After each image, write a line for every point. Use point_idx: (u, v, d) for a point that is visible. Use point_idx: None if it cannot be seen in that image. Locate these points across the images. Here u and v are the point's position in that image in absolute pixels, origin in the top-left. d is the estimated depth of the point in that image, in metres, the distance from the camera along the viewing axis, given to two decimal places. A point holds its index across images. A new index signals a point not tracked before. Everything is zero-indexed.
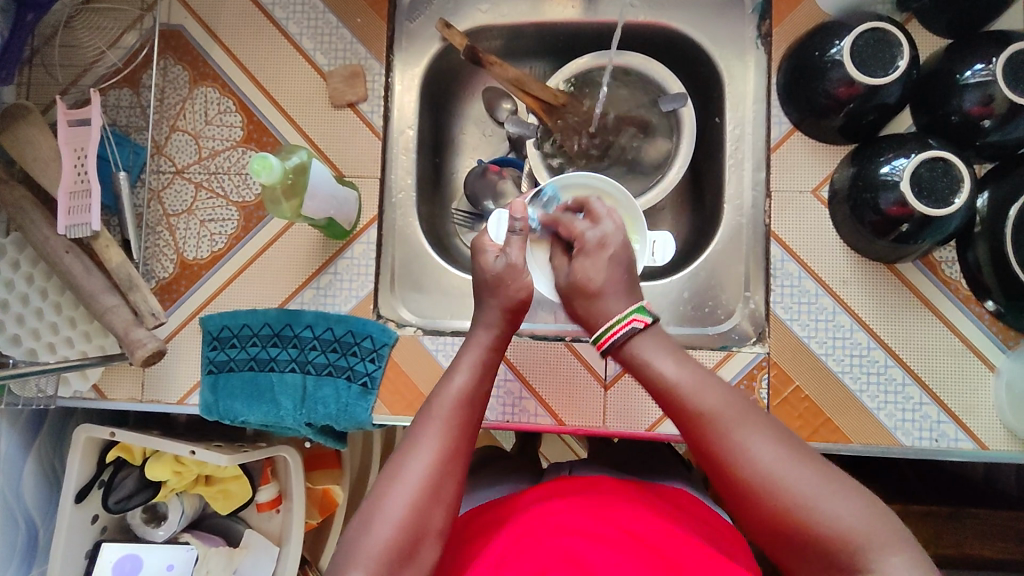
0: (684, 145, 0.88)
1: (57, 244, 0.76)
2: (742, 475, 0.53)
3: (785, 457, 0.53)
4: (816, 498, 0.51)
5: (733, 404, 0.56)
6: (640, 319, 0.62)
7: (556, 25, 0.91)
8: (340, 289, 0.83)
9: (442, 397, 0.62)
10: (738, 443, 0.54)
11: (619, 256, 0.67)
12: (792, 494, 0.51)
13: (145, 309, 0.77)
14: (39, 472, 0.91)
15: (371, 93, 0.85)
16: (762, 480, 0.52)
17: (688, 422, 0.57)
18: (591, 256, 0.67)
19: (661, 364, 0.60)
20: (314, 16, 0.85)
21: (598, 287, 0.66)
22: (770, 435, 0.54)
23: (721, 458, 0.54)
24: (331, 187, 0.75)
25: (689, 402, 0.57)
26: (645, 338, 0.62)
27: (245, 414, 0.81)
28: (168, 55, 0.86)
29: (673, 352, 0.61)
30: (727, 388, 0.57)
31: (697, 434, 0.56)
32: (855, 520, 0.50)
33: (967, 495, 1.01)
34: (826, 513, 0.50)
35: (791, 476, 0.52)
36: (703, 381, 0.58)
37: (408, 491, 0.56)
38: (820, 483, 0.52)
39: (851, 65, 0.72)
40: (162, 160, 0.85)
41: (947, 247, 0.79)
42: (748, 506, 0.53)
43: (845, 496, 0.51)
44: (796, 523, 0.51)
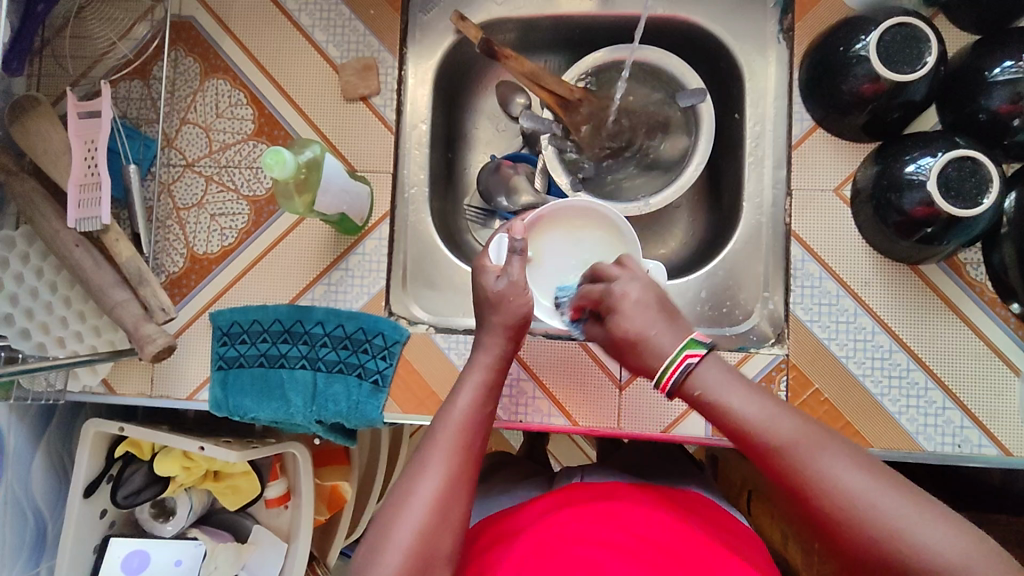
0: (702, 143, 0.86)
1: (67, 237, 0.75)
2: (827, 507, 0.49)
3: (870, 482, 0.48)
4: (911, 524, 0.46)
5: (808, 433, 0.52)
6: (694, 353, 0.58)
7: (573, 18, 0.88)
8: (352, 285, 0.82)
9: (446, 419, 0.61)
10: (818, 473, 0.50)
11: (648, 297, 0.63)
12: (883, 523, 0.46)
13: (155, 305, 0.76)
14: (48, 466, 0.91)
15: (384, 86, 0.83)
16: (851, 512, 0.48)
17: (763, 458, 0.53)
18: (622, 311, 0.63)
19: (726, 398, 0.56)
20: (327, 8, 0.84)
21: (637, 337, 0.61)
22: (855, 464, 0.49)
23: (804, 493, 0.50)
24: (343, 182, 0.73)
25: (761, 435, 0.53)
26: (707, 370, 0.58)
27: (255, 411, 0.80)
28: (179, 46, 0.85)
29: (737, 381, 0.57)
30: (800, 417, 0.53)
31: (775, 470, 0.52)
32: (956, 546, 0.45)
33: (984, 501, 1.00)
34: (923, 545, 0.45)
35: (879, 503, 0.47)
36: (772, 410, 0.54)
37: (416, 515, 0.55)
38: (913, 513, 0.46)
39: (878, 61, 0.70)
40: (172, 153, 0.84)
41: (972, 248, 0.77)
42: (839, 542, 0.49)
43: (944, 526, 0.46)
44: (892, 554, 0.46)
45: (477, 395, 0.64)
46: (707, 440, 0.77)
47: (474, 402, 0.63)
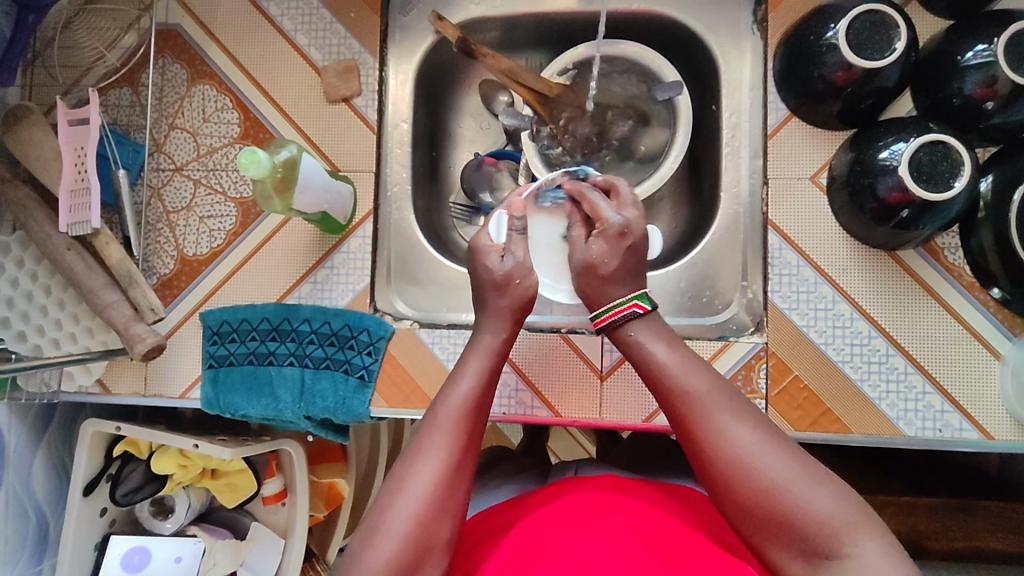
0: (680, 134, 0.87)
1: (59, 241, 0.78)
2: (722, 455, 0.53)
3: (765, 441, 0.53)
4: (794, 484, 0.51)
5: (720, 389, 0.56)
6: (641, 305, 0.63)
7: (551, 15, 0.89)
8: (337, 283, 0.84)
9: (446, 404, 0.61)
10: (718, 424, 0.55)
11: (637, 247, 0.66)
12: (767, 476, 0.52)
13: (145, 305, 0.78)
14: (49, 465, 0.94)
15: (365, 87, 0.85)
16: (740, 462, 0.53)
17: (670, 400, 0.58)
18: (608, 241, 0.66)
19: (655, 350, 0.61)
20: (308, 12, 0.86)
21: (609, 270, 0.66)
22: (754, 425, 0.54)
23: (699, 438, 0.55)
24: (322, 181, 0.75)
25: (674, 382, 0.58)
26: (643, 322, 0.63)
27: (245, 407, 0.82)
28: (166, 53, 0.87)
29: (665, 336, 0.62)
30: (714, 375, 0.58)
31: (679, 413, 0.57)
32: (829, 508, 0.50)
33: (977, 487, 1.00)
34: (801, 500, 0.51)
35: (769, 461, 0.52)
36: (690, 364, 0.59)
37: (412, 506, 0.55)
38: (799, 472, 0.52)
39: (848, 49, 0.71)
40: (161, 158, 0.86)
41: (950, 232, 0.78)
42: (724, 489, 0.54)
43: (824, 485, 0.51)
44: (770, 505, 0.51)
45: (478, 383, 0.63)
46: None
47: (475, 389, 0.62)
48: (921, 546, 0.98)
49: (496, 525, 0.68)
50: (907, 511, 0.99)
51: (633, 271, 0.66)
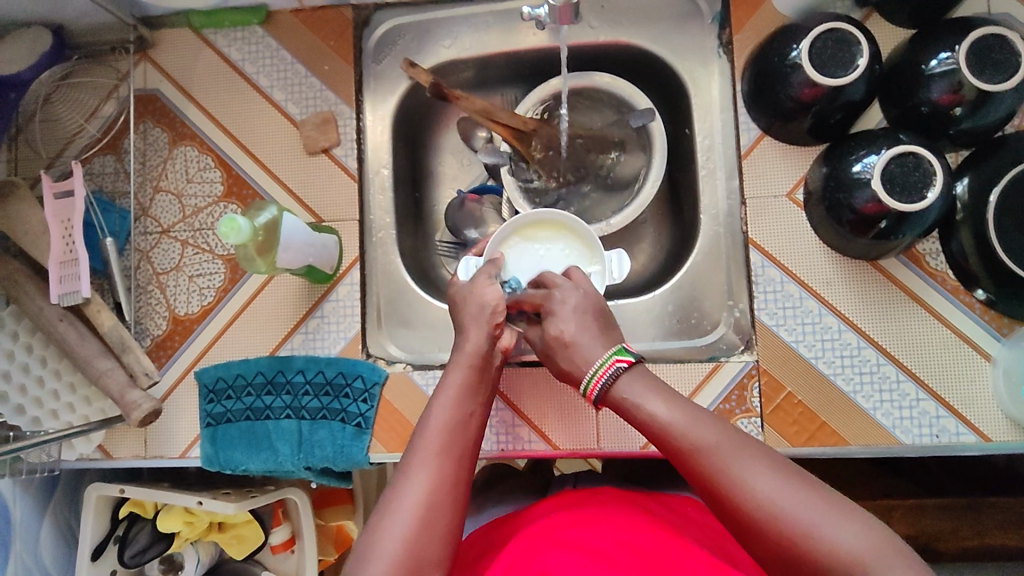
0: (656, 162, 0.89)
1: (52, 313, 0.78)
2: (742, 504, 0.52)
3: (779, 482, 0.52)
4: (817, 522, 0.50)
5: (725, 436, 0.56)
6: (622, 359, 0.65)
7: (522, 53, 0.91)
8: (328, 332, 0.85)
9: (425, 427, 0.63)
10: (730, 473, 0.54)
11: (585, 306, 0.71)
12: (789, 519, 0.50)
13: (139, 369, 0.80)
14: (56, 533, 0.94)
15: (343, 137, 0.86)
16: (759, 508, 0.52)
17: (679, 457, 0.57)
18: (557, 317, 0.71)
19: (652, 406, 0.61)
20: (283, 67, 0.87)
21: (573, 338, 0.69)
22: (768, 467, 0.54)
23: (716, 491, 0.54)
24: (306, 236, 0.77)
25: (681, 438, 0.57)
26: (630, 378, 0.64)
27: (245, 463, 0.82)
28: (147, 118, 0.89)
29: (662, 392, 0.62)
30: (717, 423, 0.58)
31: (690, 469, 0.56)
32: (857, 543, 0.48)
33: (983, 484, 0.99)
34: (827, 538, 0.49)
35: (788, 503, 0.51)
36: (692, 415, 0.59)
37: (400, 524, 0.55)
38: (820, 509, 0.50)
39: (811, 68, 0.72)
40: (148, 222, 0.87)
41: (930, 238, 0.78)
42: (752, 536, 0.52)
43: (847, 520, 0.50)
44: (798, 549, 0.50)
45: (455, 405, 0.64)
46: None
47: (454, 410, 0.64)
48: (934, 548, 0.97)
49: (496, 539, 0.68)
50: (916, 513, 0.98)
51: (598, 335, 0.69)
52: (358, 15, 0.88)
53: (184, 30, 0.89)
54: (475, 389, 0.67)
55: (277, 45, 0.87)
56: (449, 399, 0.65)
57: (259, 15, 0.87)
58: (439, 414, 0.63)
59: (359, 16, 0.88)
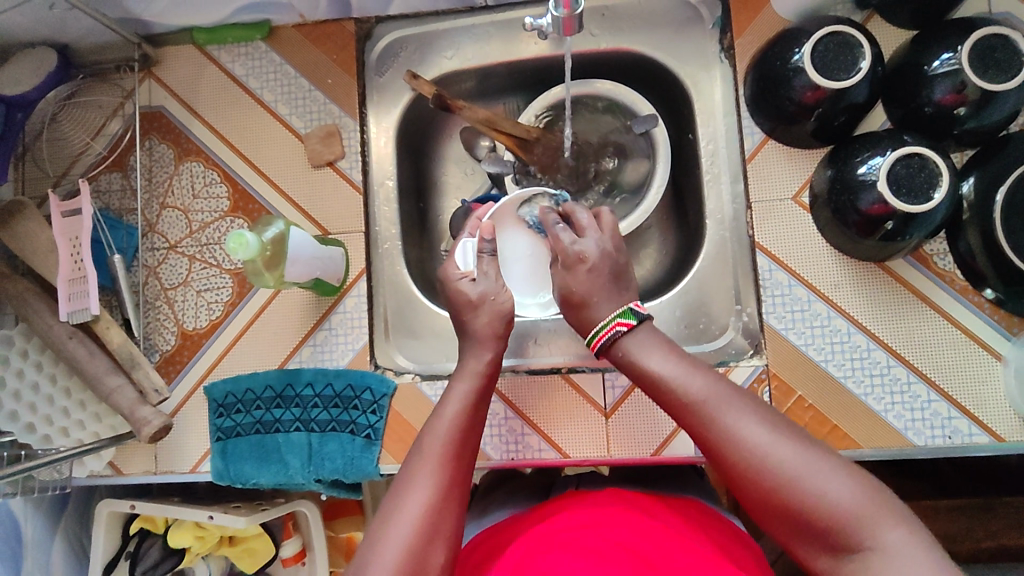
0: (660, 168, 0.88)
1: (60, 330, 0.79)
2: (734, 455, 0.54)
3: (772, 435, 0.54)
4: (808, 475, 0.51)
5: (717, 391, 0.58)
6: (624, 323, 0.65)
7: (524, 62, 0.91)
8: (336, 344, 0.85)
9: (435, 428, 0.63)
10: (725, 425, 0.55)
11: (601, 265, 0.69)
12: (780, 471, 0.52)
13: (148, 386, 0.80)
14: (68, 550, 0.94)
15: (348, 150, 0.87)
16: (751, 459, 0.53)
17: (677, 409, 0.59)
18: (572, 271, 0.69)
19: (650, 360, 0.62)
20: (287, 82, 0.88)
21: (582, 296, 0.68)
22: (759, 420, 0.55)
23: (711, 442, 0.56)
24: (312, 250, 0.77)
25: (676, 390, 0.59)
26: (632, 337, 0.65)
27: (256, 476, 0.82)
28: (152, 135, 0.89)
29: (660, 345, 0.63)
30: (711, 376, 0.59)
31: (687, 422, 0.58)
32: (847, 497, 0.50)
33: (997, 484, 0.98)
34: (815, 489, 0.51)
35: (781, 457, 0.52)
36: (688, 368, 0.60)
37: (407, 522, 0.55)
38: (810, 462, 0.52)
39: (814, 71, 0.72)
40: (155, 237, 0.88)
41: (937, 238, 0.78)
42: (743, 485, 0.54)
43: (836, 473, 0.51)
44: (789, 501, 0.51)
45: (461, 412, 0.64)
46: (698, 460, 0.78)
47: (460, 414, 0.64)
48: (948, 549, 0.96)
49: (505, 534, 0.68)
50: (929, 514, 0.97)
51: (613, 292, 0.68)
52: (360, 28, 0.89)
53: (188, 46, 0.89)
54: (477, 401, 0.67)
55: (280, 59, 0.88)
56: (454, 405, 0.65)
57: (262, 31, 0.88)
58: (442, 422, 0.63)
59: (361, 29, 0.89)
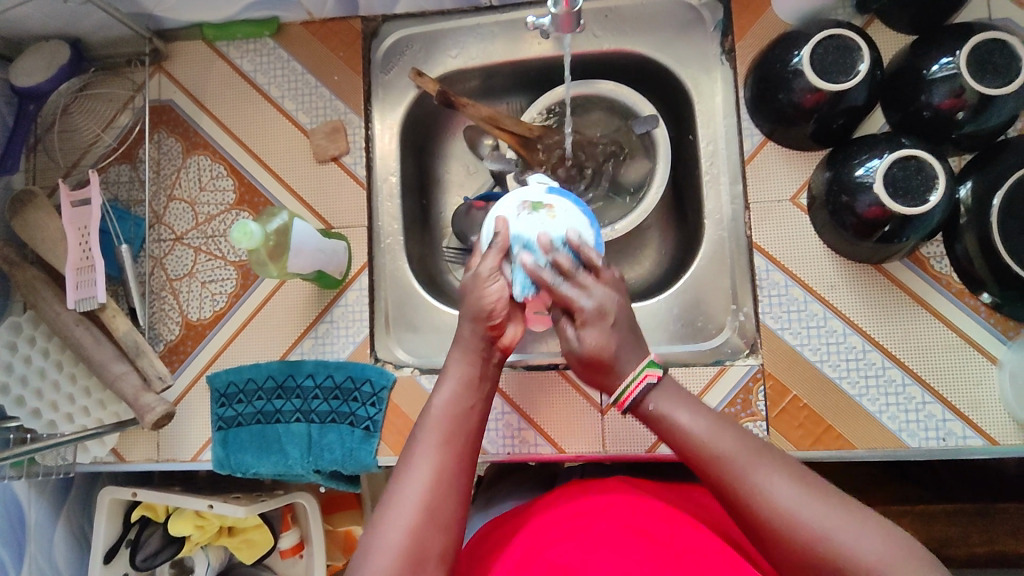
0: (660, 167, 0.90)
1: (68, 317, 0.80)
2: (761, 517, 0.52)
3: (802, 493, 0.51)
4: (835, 527, 0.49)
5: (747, 447, 0.55)
6: (653, 374, 0.60)
7: (528, 62, 0.92)
8: (337, 337, 0.86)
9: (429, 415, 0.61)
10: (753, 485, 0.53)
11: (621, 321, 0.61)
12: (809, 528, 0.50)
13: (152, 374, 0.81)
14: (70, 536, 0.95)
15: (352, 146, 0.88)
16: (779, 520, 0.51)
17: (705, 470, 0.56)
18: (594, 330, 0.60)
19: (680, 417, 0.58)
20: (294, 78, 0.89)
21: (611, 354, 0.60)
22: (787, 478, 0.53)
23: (741, 506, 0.53)
24: (317, 243, 0.78)
25: (703, 450, 0.56)
26: (660, 391, 0.60)
27: (256, 466, 0.84)
28: (161, 128, 0.91)
29: (689, 403, 0.59)
30: (741, 433, 0.56)
31: (715, 479, 0.55)
32: (877, 549, 0.48)
33: (994, 490, 0.97)
34: (847, 547, 0.48)
35: (810, 513, 0.50)
36: (718, 426, 0.57)
37: (403, 517, 0.54)
38: (838, 518, 0.50)
39: (813, 74, 0.73)
40: (162, 229, 0.89)
41: (934, 242, 0.78)
42: (775, 545, 0.51)
43: (865, 527, 0.49)
44: (816, 554, 0.49)
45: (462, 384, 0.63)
46: None
47: (457, 396, 0.62)
48: (944, 554, 0.95)
49: (508, 525, 0.68)
50: (925, 518, 0.96)
51: (634, 341, 0.61)
52: (367, 27, 0.90)
53: (198, 42, 0.91)
54: (483, 373, 0.64)
55: (288, 56, 0.89)
56: (453, 376, 0.63)
57: (271, 28, 0.89)
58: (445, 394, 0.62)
59: (368, 27, 0.90)
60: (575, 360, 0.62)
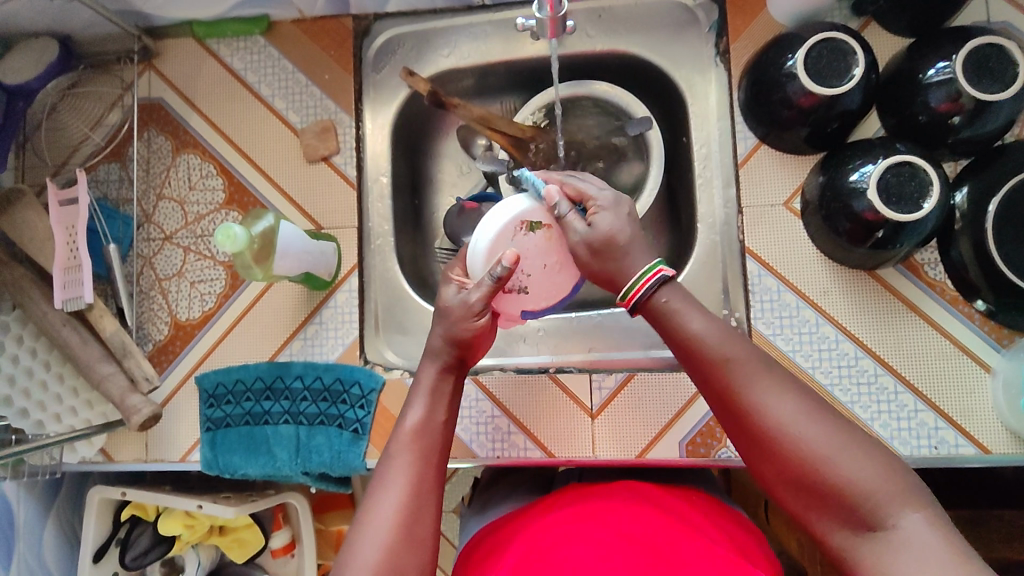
0: (654, 171, 0.90)
1: (55, 317, 0.80)
2: (764, 428, 0.49)
3: (807, 411, 0.49)
4: (836, 450, 0.48)
5: (755, 356, 0.51)
6: (668, 270, 0.56)
7: (522, 61, 0.91)
8: (327, 338, 0.85)
9: (401, 429, 0.59)
10: (758, 398, 0.50)
11: (636, 215, 0.60)
12: (810, 446, 0.48)
13: (139, 374, 0.81)
14: (60, 535, 0.95)
15: (343, 145, 0.87)
16: (782, 433, 0.49)
17: (710, 372, 0.52)
18: (612, 212, 0.59)
19: (688, 318, 0.54)
20: (284, 77, 0.88)
21: (624, 239, 0.58)
22: (793, 394, 0.50)
23: (745, 416, 0.50)
24: (304, 244, 0.78)
25: (709, 352, 0.52)
26: (671, 288, 0.56)
27: (243, 467, 0.83)
28: (151, 126, 0.90)
29: (697, 304, 0.55)
30: (750, 339, 0.53)
31: (718, 385, 0.52)
32: (876, 478, 0.47)
33: (988, 495, 0.96)
34: (845, 470, 0.47)
35: (813, 432, 0.48)
36: (726, 330, 0.53)
37: (378, 535, 0.52)
38: (840, 441, 0.48)
39: (807, 77, 0.72)
40: (151, 228, 0.89)
41: (928, 248, 0.77)
42: (772, 460, 0.49)
43: (865, 453, 0.48)
44: (812, 474, 0.48)
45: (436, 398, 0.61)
46: (681, 461, 0.78)
47: (430, 411, 0.60)
48: None
49: (498, 531, 0.67)
50: None
51: (647, 240, 0.58)
52: (359, 25, 0.89)
53: (188, 39, 0.90)
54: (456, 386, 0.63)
55: (278, 54, 0.88)
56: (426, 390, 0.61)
57: (261, 25, 0.88)
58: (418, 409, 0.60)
59: (360, 26, 0.89)
60: (582, 248, 0.60)
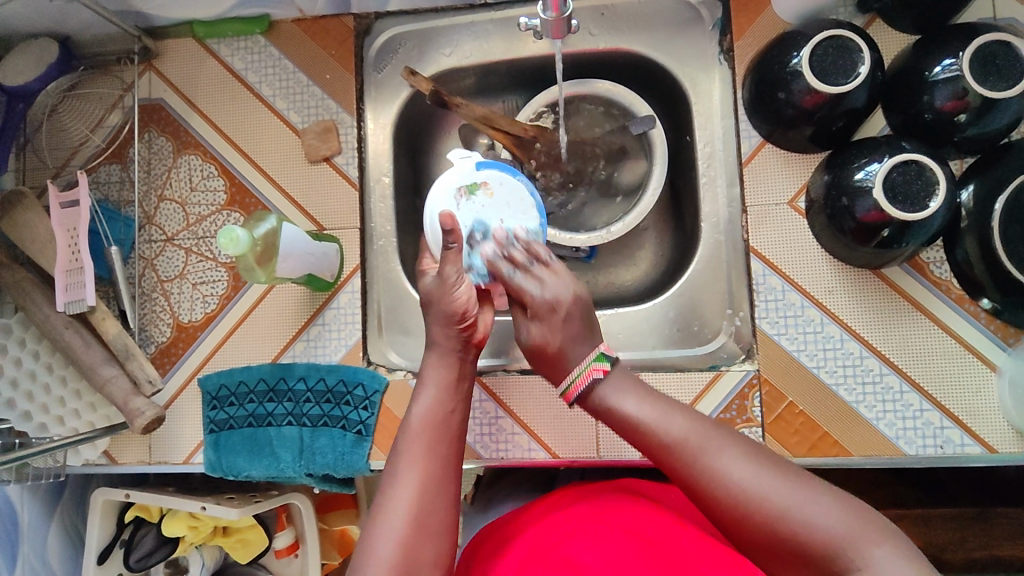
0: (657, 170, 0.88)
1: (58, 320, 0.79)
2: (717, 495, 0.51)
3: (754, 468, 0.51)
4: (789, 500, 0.49)
5: (697, 429, 0.55)
6: (600, 366, 0.61)
7: (524, 60, 0.91)
8: (329, 339, 0.85)
9: (410, 421, 0.62)
10: (706, 465, 0.52)
11: (575, 312, 0.63)
12: (761, 502, 0.49)
13: (142, 376, 0.80)
14: (64, 537, 0.95)
15: (345, 146, 0.87)
16: (733, 496, 0.51)
17: (658, 455, 0.56)
18: (544, 322, 0.63)
19: (627, 404, 0.58)
20: (285, 77, 0.88)
21: (557, 347, 0.63)
22: (739, 456, 0.53)
23: (696, 489, 0.53)
24: (307, 246, 0.77)
25: (653, 436, 0.56)
26: (608, 383, 0.60)
27: (248, 469, 0.83)
28: (151, 127, 0.89)
29: (638, 390, 0.60)
30: (690, 415, 0.57)
31: (666, 463, 0.55)
32: (834, 522, 0.47)
33: (993, 494, 0.96)
34: (802, 519, 0.48)
35: (763, 487, 0.50)
36: (665, 410, 0.57)
37: (393, 527, 0.54)
38: (791, 490, 0.50)
39: (812, 75, 0.71)
40: (153, 230, 0.88)
41: (934, 247, 0.77)
42: (731, 526, 0.51)
43: (820, 497, 0.49)
44: (773, 530, 0.49)
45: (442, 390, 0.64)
46: None
47: (436, 403, 0.63)
48: (940, 559, 0.95)
49: (503, 530, 0.67)
50: (922, 523, 0.95)
51: (583, 337, 0.62)
52: (360, 24, 0.89)
53: (188, 39, 0.90)
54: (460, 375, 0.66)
55: (279, 54, 0.88)
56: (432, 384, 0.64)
57: (262, 25, 0.88)
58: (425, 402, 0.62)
59: (361, 25, 0.89)
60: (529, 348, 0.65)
